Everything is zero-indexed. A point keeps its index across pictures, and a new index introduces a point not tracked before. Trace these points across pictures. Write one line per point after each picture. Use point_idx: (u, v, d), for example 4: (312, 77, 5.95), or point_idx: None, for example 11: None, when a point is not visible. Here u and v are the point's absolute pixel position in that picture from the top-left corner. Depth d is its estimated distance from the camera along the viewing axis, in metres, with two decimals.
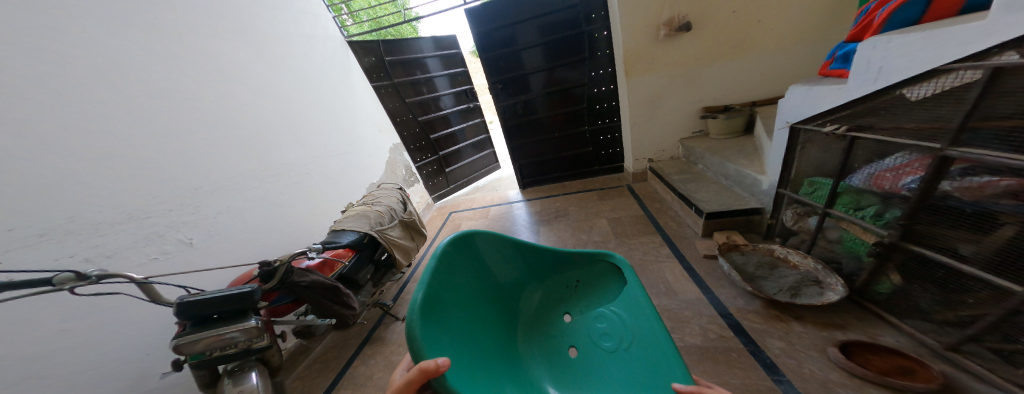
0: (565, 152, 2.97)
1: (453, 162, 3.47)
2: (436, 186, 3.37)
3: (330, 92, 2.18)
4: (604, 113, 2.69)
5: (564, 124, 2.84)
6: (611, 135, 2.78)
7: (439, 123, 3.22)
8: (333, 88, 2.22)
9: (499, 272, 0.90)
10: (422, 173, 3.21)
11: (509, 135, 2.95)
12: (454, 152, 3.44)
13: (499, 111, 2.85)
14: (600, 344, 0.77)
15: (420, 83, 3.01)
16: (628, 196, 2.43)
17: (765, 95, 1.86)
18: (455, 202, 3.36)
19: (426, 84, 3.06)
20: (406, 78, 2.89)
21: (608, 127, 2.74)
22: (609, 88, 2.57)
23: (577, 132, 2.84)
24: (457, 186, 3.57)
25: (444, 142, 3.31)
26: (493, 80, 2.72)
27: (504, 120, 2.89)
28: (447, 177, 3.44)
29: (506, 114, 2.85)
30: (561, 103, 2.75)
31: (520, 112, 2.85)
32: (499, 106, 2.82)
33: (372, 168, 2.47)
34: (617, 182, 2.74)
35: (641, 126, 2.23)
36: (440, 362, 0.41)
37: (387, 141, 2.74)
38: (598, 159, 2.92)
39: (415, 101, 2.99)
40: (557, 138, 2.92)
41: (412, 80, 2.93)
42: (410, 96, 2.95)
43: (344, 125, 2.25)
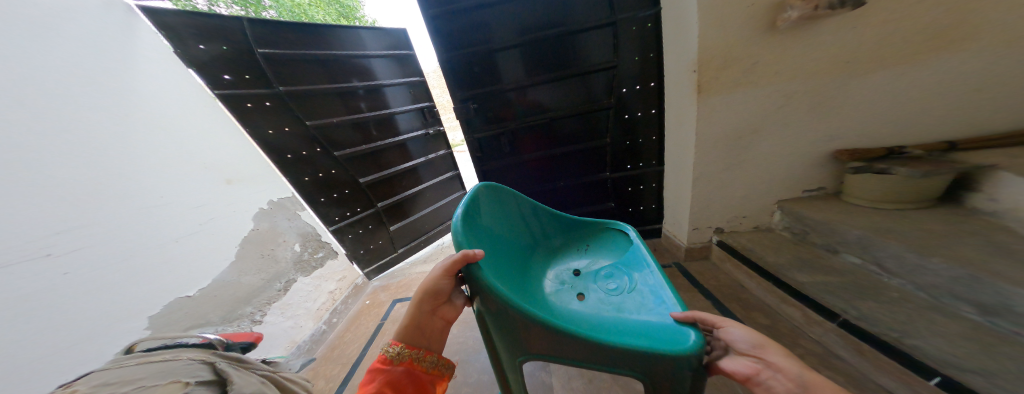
0: (573, 207, 2.04)
1: (400, 217, 2.43)
2: (369, 253, 2.35)
3: (35, 117, 0.95)
4: (635, 153, 1.76)
5: (570, 167, 1.91)
6: (643, 186, 1.87)
7: (376, 160, 2.10)
8: (47, 112, 0.98)
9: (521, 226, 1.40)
10: (345, 238, 2.14)
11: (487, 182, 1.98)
12: (401, 203, 2.39)
13: (472, 148, 1.86)
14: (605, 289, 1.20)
15: (351, 97, 1.88)
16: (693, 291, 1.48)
17: (971, 130, 1.00)
18: (398, 284, 2.38)
19: (370, 97, 1.97)
20: (328, 86, 1.78)
21: (640, 174, 1.82)
22: (647, 115, 1.63)
23: (590, 180, 1.93)
24: (403, 252, 2.58)
25: (385, 188, 2.22)
26: (462, 102, 1.73)
27: (480, 162, 1.90)
28: (394, 239, 2.46)
29: (484, 153, 1.88)
30: (567, 137, 1.81)
31: (504, 149, 1.85)
32: (472, 141, 1.83)
33: (186, 263, 1.25)
34: (659, 259, 1.84)
35: (712, 180, 1.35)
36: (477, 253, 0.87)
37: (279, 200, 1.74)
38: (621, 217, 2.01)
39: (332, 124, 1.82)
40: (557, 188, 1.98)
41: (319, 92, 1.74)
42: (316, 117, 1.75)
43: (102, 187, 1.07)
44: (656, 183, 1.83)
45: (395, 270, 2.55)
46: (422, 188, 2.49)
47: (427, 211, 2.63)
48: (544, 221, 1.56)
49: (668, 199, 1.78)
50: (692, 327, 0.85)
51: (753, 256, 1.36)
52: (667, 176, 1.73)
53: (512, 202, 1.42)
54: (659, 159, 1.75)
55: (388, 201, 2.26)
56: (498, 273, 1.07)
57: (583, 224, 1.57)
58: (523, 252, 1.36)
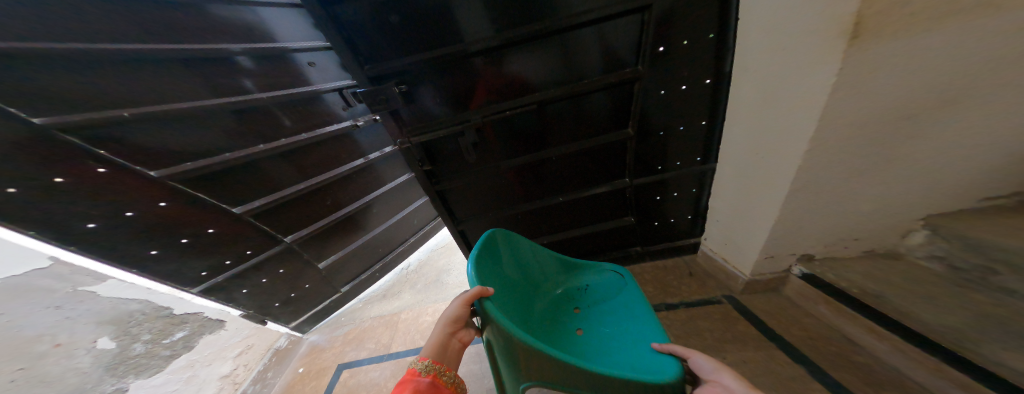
0: (574, 224, 1.51)
1: (325, 250, 1.93)
2: (286, 305, 1.81)
3: None
4: (670, 148, 1.19)
5: (570, 174, 1.32)
6: (677, 193, 1.32)
7: (264, 174, 1.51)
8: None
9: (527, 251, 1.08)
10: (238, 295, 1.60)
11: (447, 200, 1.37)
12: (322, 231, 1.85)
13: (418, 157, 1.20)
14: (602, 328, 0.94)
15: (218, 66, 1.29)
16: (774, 355, 1.00)
17: None
18: (347, 339, 1.84)
19: (249, 69, 1.38)
20: (168, 47, 1.16)
21: (678, 177, 1.26)
22: (699, 87, 1.02)
23: (600, 189, 1.35)
24: (349, 290, 2.13)
25: (287, 219, 1.66)
26: (389, 81, 1.04)
27: (433, 176, 1.28)
28: (330, 278, 2.01)
29: (438, 161, 1.25)
30: (566, 131, 1.20)
31: (471, 153, 1.20)
32: (417, 145, 1.17)
33: None
34: (701, 291, 1.33)
35: (810, 187, 0.83)
36: (484, 288, 0.73)
37: (25, 274, 1.01)
38: (643, 232, 1.49)
39: (131, 120, 1.10)
40: (552, 203, 1.40)
41: (108, 57, 1.04)
42: (51, 110, 0.96)
43: None
44: (698, 188, 1.29)
45: (345, 311, 2.11)
46: (351, 208, 1.96)
47: (368, 237, 2.14)
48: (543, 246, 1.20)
49: (715, 209, 1.25)
50: (667, 360, 0.74)
51: (879, 304, 0.84)
52: (719, 180, 1.17)
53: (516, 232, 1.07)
54: (709, 156, 1.18)
55: (297, 233, 1.73)
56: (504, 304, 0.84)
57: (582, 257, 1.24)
58: (527, 270, 1.08)
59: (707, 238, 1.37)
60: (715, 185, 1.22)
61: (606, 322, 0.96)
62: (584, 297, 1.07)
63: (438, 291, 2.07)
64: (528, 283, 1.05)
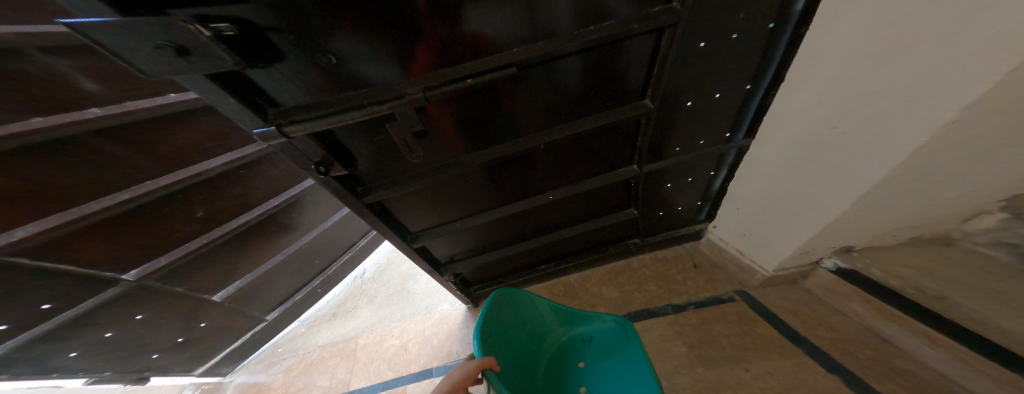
0: (564, 221, 1.25)
1: (223, 275, 1.40)
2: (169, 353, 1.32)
3: None
4: (694, 123, 0.90)
5: (559, 165, 1.00)
6: (690, 178, 1.08)
7: (27, 179, 0.83)
8: None
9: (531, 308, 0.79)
10: (62, 361, 1.07)
11: (387, 210, 0.96)
12: (203, 255, 1.29)
13: (315, 158, 0.72)
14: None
15: None
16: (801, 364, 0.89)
17: None
18: (294, 378, 1.42)
19: None
20: None
21: (694, 160, 1.00)
22: (755, 34, 0.69)
23: (598, 182, 1.06)
24: (278, 316, 1.66)
25: (131, 246, 1.08)
26: (194, 11, 0.48)
27: (354, 181, 0.84)
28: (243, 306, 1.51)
29: (358, 161, 0.80)
30: (555, 106, 0.83)
31: (415, 150, 0.78)
32: (311, 140, 0.69)
33: None
34: (709, 286, 1.20)
35: (913, 187, 0.59)
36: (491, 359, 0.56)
37: None
38: (644, 223, 1.28)
39: None
40: (536, 202, 1.09)
41: None
42: None
43: None
44: (716, 170, 1.05)
45: (283, 338, 1.64)
46: (248, 217, 1.42)
47: (289, 250, 1.67)
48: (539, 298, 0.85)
49: (733, 195, 1.03)
50: None
51: (945, 309, 0.68)
52: (747, 161, 0.93)
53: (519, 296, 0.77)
54: (737, 132, 0.92)
55: (150, 264, 1.15)
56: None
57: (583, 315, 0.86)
58: (527, 321, 0.77)
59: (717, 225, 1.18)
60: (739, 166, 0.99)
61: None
62: (589, 349, 0.79)
63: (403, 305, 1.71)
64: (522, 343, 0.74)
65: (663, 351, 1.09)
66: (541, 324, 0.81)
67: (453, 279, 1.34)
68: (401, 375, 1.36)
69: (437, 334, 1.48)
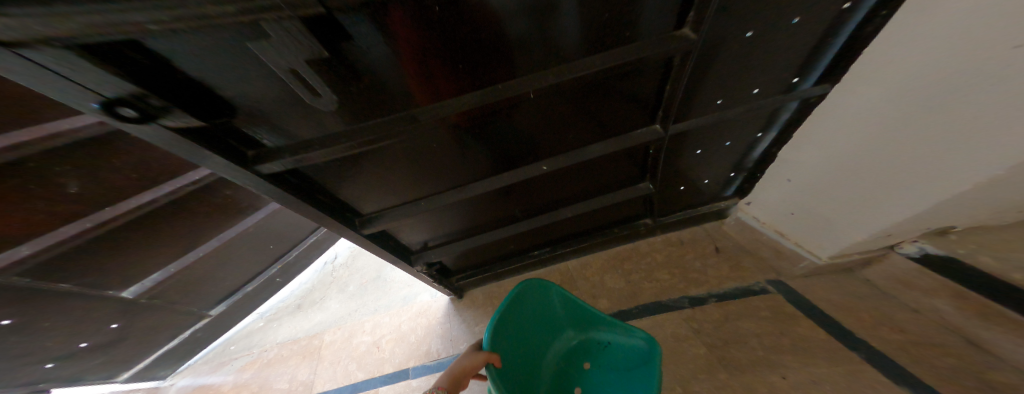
0: (563, 198, 1.02)
1: (138, 268, 1.03)
2: (67, 364, 1.00)
3: None
4: (749, 66, 0.65)
5: (548, 123, 0.75)
6: (727, 142, 0.84)
7: None
8: None
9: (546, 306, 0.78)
10: None
11: (313, 185, 0.69)
12: (82, 246, 0.88)
13: (115, 95, 0.38)
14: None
15: None
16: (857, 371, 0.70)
17: None
18: (249, 378, 1.20)
19: None
20: None
21: (740, 117, 0.75)
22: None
23: (605, 150, 0.82)
24: (225, 311, 1.35)
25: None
26: None
27: (234, 139, 0.54)
28: (173, 301, 1.16)
29: (237, 109, 0.51)
30: (558, 32, 0.55)
31: (319, 90, 0.50)
32: (91, 60, 0.34)
33: None
34: (734, 275, 1.02)
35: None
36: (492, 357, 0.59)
37: None
38: (660, 201, 1.06)
39: None
40: (524, 176, 0.84)
41: None
42: None
43: None
44: (765, 131, 0.81)
45: (236, 334, 1.39)
46: (155, 195, 0.96)
47: (229, 235, 1.24)
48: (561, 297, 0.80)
49: (785, 163, 0.80)
50: None
51: None
52: (819, 113, 0.68)
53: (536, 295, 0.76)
54: (805, 76, 0.68)
55: (6, 254, 0.78)
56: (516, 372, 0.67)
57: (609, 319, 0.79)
58: (541, 315, 0.78)
59: (750, 202, 0.99)
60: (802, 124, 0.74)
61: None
62: (604, 355, 0.79)
63: (378, 295, 1.46)
64: (537, 335, 0.77)
65: (678, 353, 0.93)
66: (555, 320, 0.81)
67: (428, 270, 1.11)
68: (373, 376, 1.17)
69: (415, 329, 1.28)
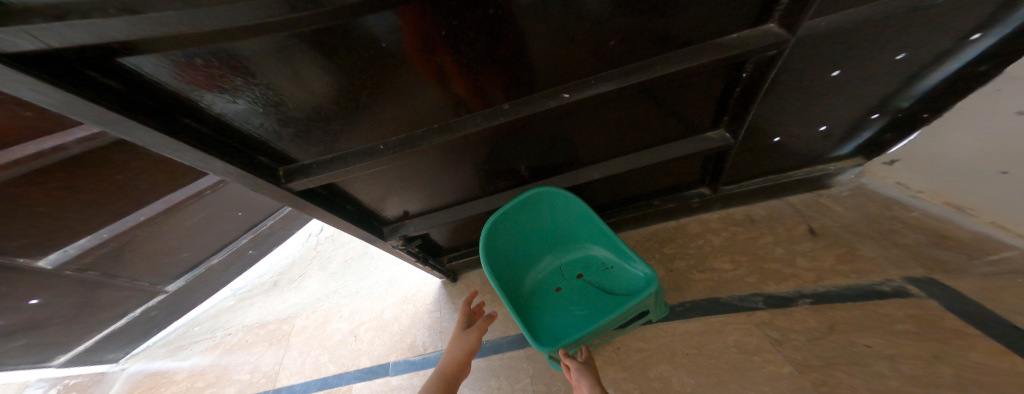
0: (584, 153, 0.72)
1: (53, 231, 0.82)
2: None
3: None
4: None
5: (583, 10, 0.44)
6: (903, 55, 0.53)
7: None
8: None
9: (559, 215, 0.77)
10: None
11: (160, 97, 0.39)
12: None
13: None
14: (577, 303, 0.77)
15: None
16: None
17: None
18: (208, 366, 1.02)
19: None
20: None
21: (951, 1, 0.43)
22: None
23: (667, 68, 0.51)
24: (185, 287, 1.18)
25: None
26: None
27: None
28: (115, 274, 0.98)
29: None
30: None
31: None
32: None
33: None
34: (838, 269, 0.71)
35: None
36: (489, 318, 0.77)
37: None
38: (731, 161, 0.75)
39: None
40: (532, 109, 0.55)
41: None
42: None
43: None
44: (985, 32, 0.47)
45: (204, 314, 1.22)
46: (61, 142, 0.78)
47: (177, 198, 1.06)
48: (579, 212, 0.76)
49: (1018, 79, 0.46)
50: None
51: None
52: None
53: (551, 201, 0.74)
54: None
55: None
56: (505, 253, 0.77)
57: (627, 249, 0.73)
58: (552, 221, 0.78)
59: (898, 160, 0.69)
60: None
61: (584, 303, 0.76)
62: (600, 274, 0.79)
63: (361, 276, 1.23)
64: (539, 235, 0.80)
65: (751, 374, 0.65)
66: (565, 229, 0.80)
67: (407, 246, 0.85)
68: (346, 371, 0.96)
69: (399, 318, 1.05)
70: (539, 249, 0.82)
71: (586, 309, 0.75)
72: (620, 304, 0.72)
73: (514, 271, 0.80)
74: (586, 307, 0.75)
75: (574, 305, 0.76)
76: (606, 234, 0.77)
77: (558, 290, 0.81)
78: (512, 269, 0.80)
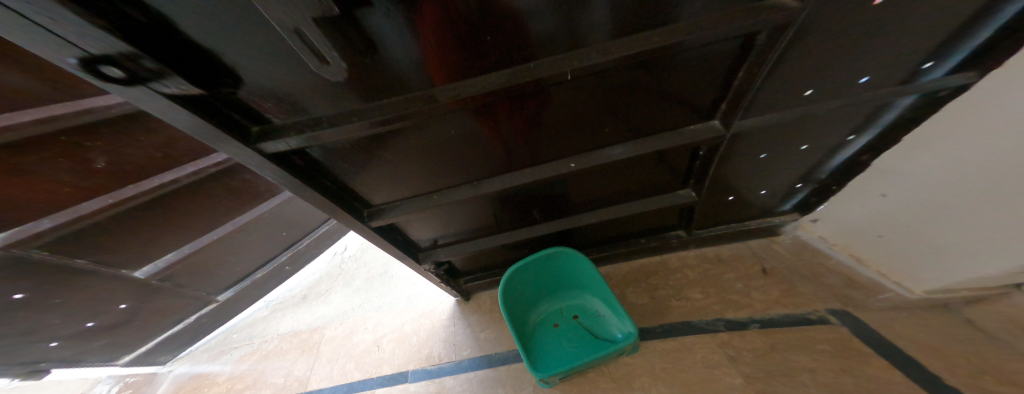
0: (588, 201, 0.92)
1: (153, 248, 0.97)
2: (71, 343, 0.94)
3: None
4: (869, 55, 0.51)
5: (580, 114, 0.66)
6: (805, 147, 0.71)
7: None
8: None
9: (567, 266, 0.98)
10: None
11: (316, 166, 0.62)
12: (96, 226, 0.81)
13: (95, 54, 0.31)
14: (570, 340, 0.93)
15: None
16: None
17: None
18: (246, 370, 1.15)
19: None
20: None
21: (829, 124, 0.65)
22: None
23: (644, 148, 0.71)
24: (233, 297, 1.30)
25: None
26: None
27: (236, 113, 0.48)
28: (182, 284, 1.10)
29: (232, 77, 0.44)
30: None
31: (330, 57, 0.42)
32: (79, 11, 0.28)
33: None
34: (782, 300, 0.90)
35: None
36: None
37: None
38: (700, 212, 0.95)
39: None
40: (547, 173, 0.75)
41: None
42: None
43: None
44: (858, 134, 0.68)
45: (240, 322, 1.35)
46: (177, 175, 0.92)
47: (245, 220, 1.17)
48: (582, 266, 0.96)
49: (886, 173, 0.66)
50: None
51: None
52: (949, 109, 0.54)
53: (561, 255, 0.95)
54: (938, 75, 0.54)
55: (28, 226, 0.72)
56: (521, 289, 0.97)
57: (616, 302, 0.91)
58: (561, 270, 0.99)
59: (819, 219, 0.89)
60: (918, 125, 0.59)
61: (575, 341, 0.92)
62: (594, 320, 0.95)
63: (382, 292, 1.39)
64: (549, 277, 1.00)
65: (711, 383, 0.81)
66: (571, 277, 1.00)
67: (437, 269, 1.03)
68: (370, 377, 1.09)
69: (417, 331, 1.20)
70: (548, 289, 1.02)
71: (576, 347, 0.91)
72: (603, 347, 0.87)
73: (525, 304, 1.00)
74: (575, 346, 0.91)
75: (567, 342, 0.93)
76: (601, 287, 0.95)
77: (556, 325, 0.98)
78: (525, 302, 0.99)
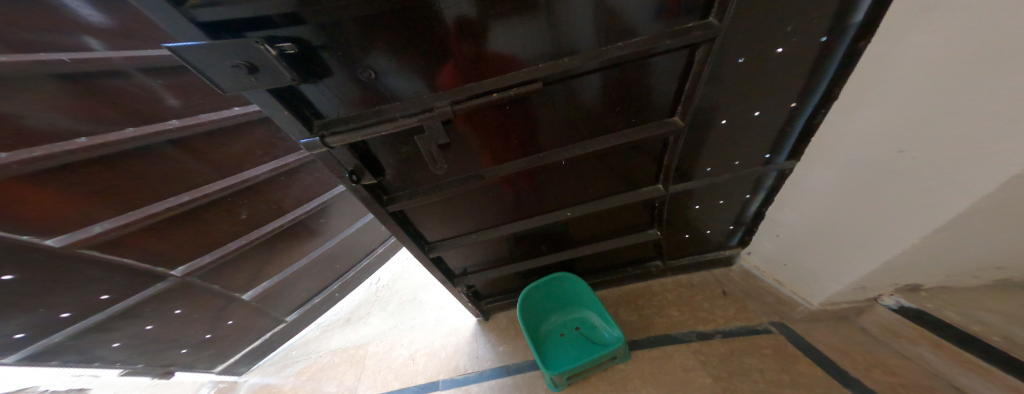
0: (582, 238, 1.22)
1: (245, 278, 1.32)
2: (193, 351, 1.26)
3: None
4: (738, 148, 0.84)
5: (569, 182, 0.98)
6: (722, 201, 1.01)
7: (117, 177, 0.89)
8: None
9: (568, 288, 1.25)
10: (106, 351, 1.03)
11: (406, 218, 0.95)
12: (234, 257, 1.25)
13: (350, 168, 0.72)
14: (573, 347, 1.17)
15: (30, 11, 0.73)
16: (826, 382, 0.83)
17: None
18: (305, 381, 1.39)
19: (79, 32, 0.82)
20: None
21: (729, 188, 0.96)
22: (804, 49, 0.62)
23: (614, 202, 1.03)
24: (297, 319, 1.60)
25: (177, 238, 1.07)
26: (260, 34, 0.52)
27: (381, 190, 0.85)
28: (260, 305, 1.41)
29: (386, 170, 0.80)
30: (576, 121, 0.80)
31: (438, 161, 0.78)
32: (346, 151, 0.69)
33: None
34: (740, 316, 1.14)
35: (998, 235, 0.50)
36: None
37: None
38: (668, 247, 1.23)
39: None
40: (549, 218, 1.07)
41: None
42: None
43: None
44: (752, 193, 0.97)
45: (297, 341, 1.61)
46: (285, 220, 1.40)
47: (314, 255, 1.60)
48: (580, 287, 1.23)
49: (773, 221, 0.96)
50: None
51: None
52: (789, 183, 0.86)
53: (563, 279, 1.23)
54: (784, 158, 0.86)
55: (197, 261, 1.13)
56: (533, 307, 1.23)
57: (607, 314, 1.17)
58: (563, 291, 1.26)
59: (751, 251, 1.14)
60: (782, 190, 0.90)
61: (578, 347, 1.16)
62: (591, 330, 1.20)
63: (414, 314, 1.65)
64: (555, 297, 1.27)
65: (687, 383, 1.03)
66: (571, 297, 1.27)
67: (466, 291, 1.31)
68: (407, 386, 1.31)
69: (446, 346, 1.44)
70: (554, 307, 1.28)
71: (578, 352, 1.15)
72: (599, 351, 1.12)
73: (537, 319, 1.25)
74: (578, 351, 1.15)
75: (571, 348, 1.17)
76: (596, 303, 1.21)
77: (562, 335, 1.23)
78: (536, 317, 1.25)
